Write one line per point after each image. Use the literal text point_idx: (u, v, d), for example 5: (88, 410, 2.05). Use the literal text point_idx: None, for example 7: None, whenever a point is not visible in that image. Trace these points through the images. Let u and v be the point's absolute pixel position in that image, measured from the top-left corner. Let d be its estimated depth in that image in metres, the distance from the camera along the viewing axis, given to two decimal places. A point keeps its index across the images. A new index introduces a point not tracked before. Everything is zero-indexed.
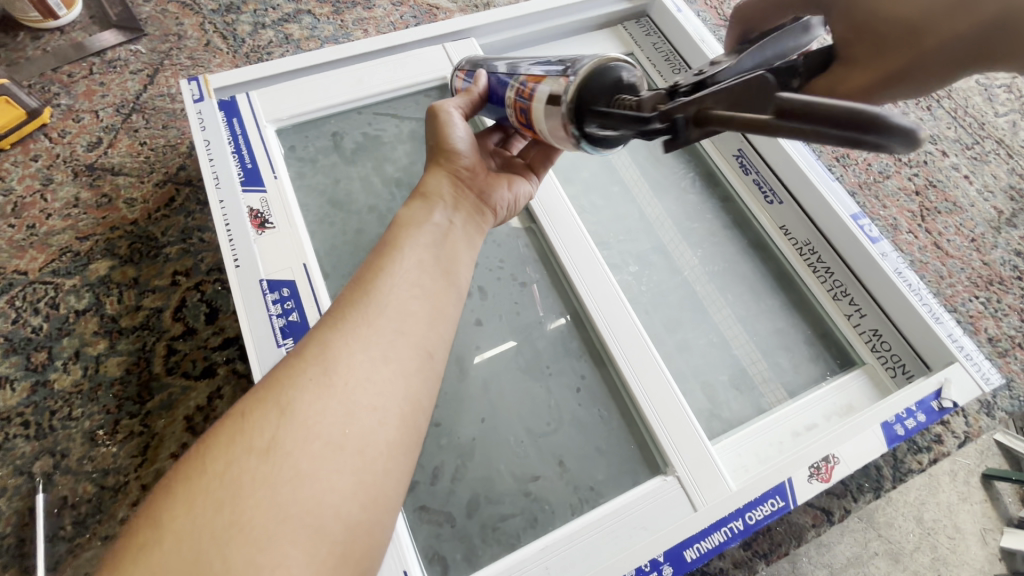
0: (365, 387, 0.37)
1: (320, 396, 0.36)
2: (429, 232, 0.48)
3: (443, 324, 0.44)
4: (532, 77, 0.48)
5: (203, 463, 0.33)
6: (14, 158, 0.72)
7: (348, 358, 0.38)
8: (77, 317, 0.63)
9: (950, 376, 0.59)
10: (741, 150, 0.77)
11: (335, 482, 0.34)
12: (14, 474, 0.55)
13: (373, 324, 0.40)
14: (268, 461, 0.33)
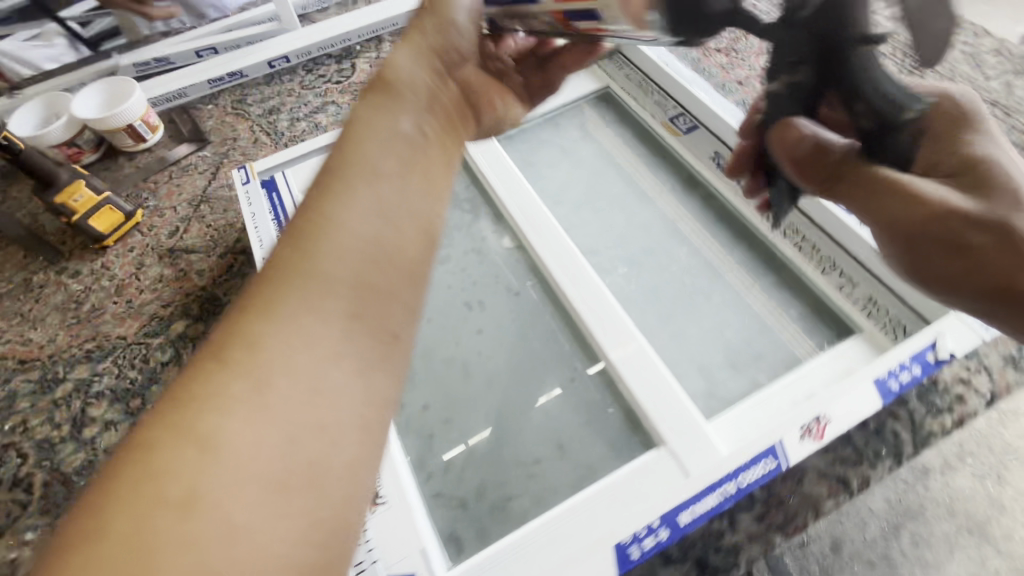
0: (234, 436, 0.36)
1: (219, 410, 0.36)
2: (379, 142, 0.49)
3: (419, 209, 0.47)
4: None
5: (193, 438, 0.35)
6: (117, 251, 0.91)
7: (218, 411, 0.36)
8: (162, 367, 0.77)
9: (943, 330, 0.59)
10: (716, 151, 0.83)
11: (233, 536, 0.33)
12: None
13: (282, 349, 0.40)
14: (222, 436, 0.35)
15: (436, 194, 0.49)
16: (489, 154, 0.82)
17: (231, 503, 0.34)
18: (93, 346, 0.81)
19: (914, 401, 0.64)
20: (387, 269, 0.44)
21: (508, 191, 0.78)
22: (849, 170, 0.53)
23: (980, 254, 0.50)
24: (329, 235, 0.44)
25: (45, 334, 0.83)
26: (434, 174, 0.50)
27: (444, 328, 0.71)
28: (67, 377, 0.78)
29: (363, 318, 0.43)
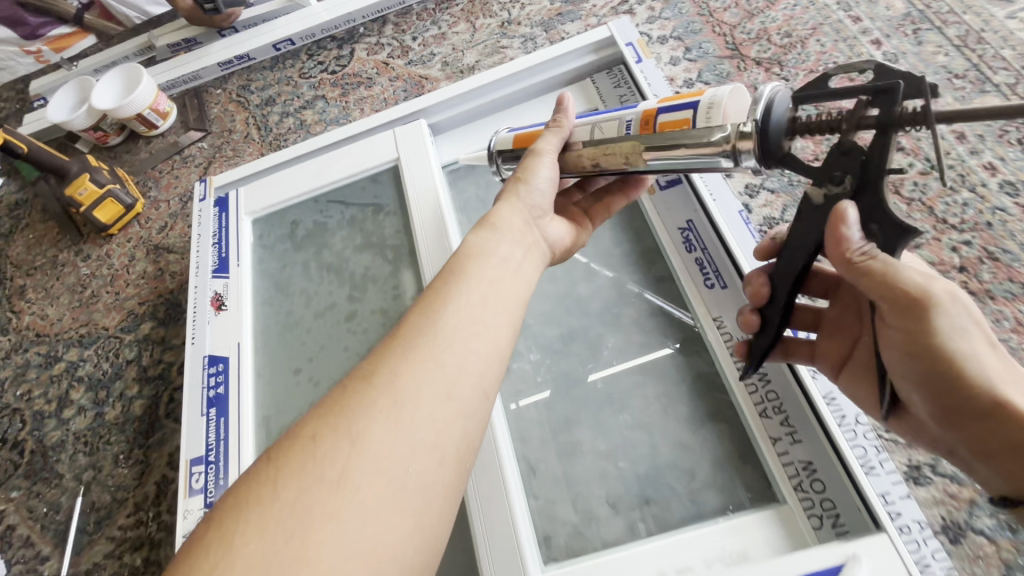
0: (393, 441, 0.44)
1: (388, 426, 0.44)
2: (489, 270, 0.55)
3: (512, 293, 0.55)
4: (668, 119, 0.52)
5: (358, 442, 0.43)
6: (119, 240, 1.01)
7: (385, 428, 0.44)
8: (126, 365, 0.87)
9: (861, 552, 0.45)
10: (690, 222, 0.68)
11: (370, 520, 0.40)
12: (73, 479, 0.80)
13: (427, 396, 0.47)
14: (365, 444, 0.43)
15: (504, 289, 0.56)
16: (428, 197, 0.75)
17: (337, 497, 0.41)
18: (84, 333, 0.93)
19: None
20: (452, 340, 0.51)
21: (430, 247, 0.71)
22: (881, 264, 0.42)
23: (976, 424, 0.44)
24: (451, 299, 0.53)
25: (56, 312, 0.97)
26: (506, 261, 0.57)
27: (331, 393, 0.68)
28: (62, 358, 0.92)
29: (469, 376, 0.49)
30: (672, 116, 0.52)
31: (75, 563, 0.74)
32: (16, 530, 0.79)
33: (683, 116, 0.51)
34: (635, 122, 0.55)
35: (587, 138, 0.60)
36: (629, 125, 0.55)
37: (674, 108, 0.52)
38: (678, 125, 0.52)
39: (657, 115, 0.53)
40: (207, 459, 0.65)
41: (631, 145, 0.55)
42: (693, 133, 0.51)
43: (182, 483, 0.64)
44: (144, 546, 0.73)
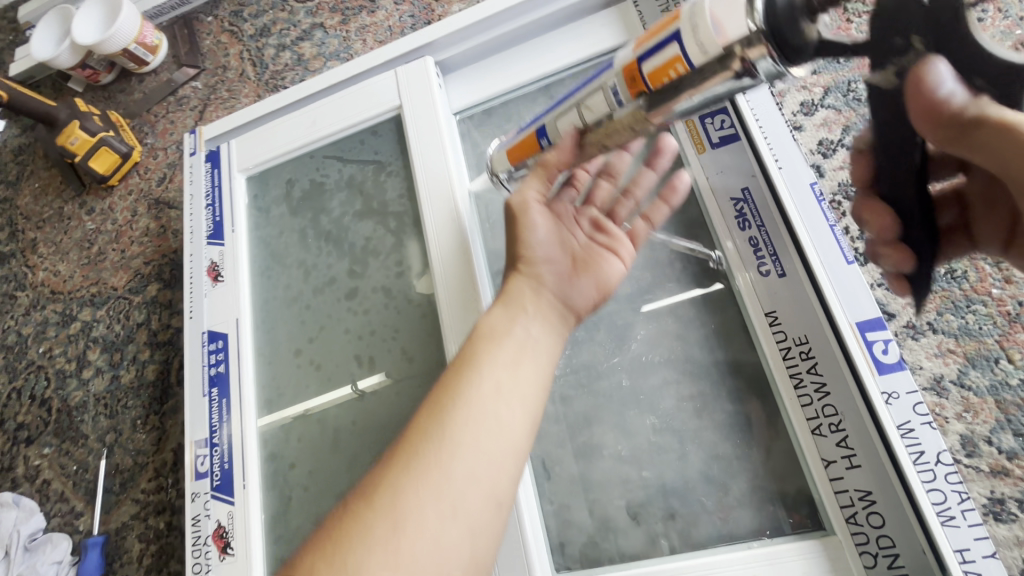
0: (425, 540, 0.35)
1: (413, 507, 0.36)
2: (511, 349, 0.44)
3: (535, 358, 0.45)
4: (654, 58, 0.35)
5: (380, 526, 0.35)
6: (120, 192, 0.96)
7: (412, 507, 0.36)
8: (137, 328, 0.85)
9: None
10: (747, 190, 0.56)
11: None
12: (98, 440, 0.81)
13: (456, 486, 0.37)
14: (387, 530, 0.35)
15: (527, 338, 0.45)
16: (434, 158, 0.65)
17: None
18: (95, 292, 0.91)
19: None
20: (483, 398, 0.41)
21: (437, 218, 0.62)
22: (980, 120, 0.32)
23: None
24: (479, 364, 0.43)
25: (67, 269, 0.95)
26: (531, 342, 0.46)
27: (330, 377, 0.64)
28: (78, 317, 0.91)
29: (501, 452, 0.40)
30: (652, 63, 0.35)
31: (106, 521, 0.77)
32: (51, 485, 0.82)
33: (668, 53, 0.34)
34: (618, 83, 0.38)
35: (580, 124, 0.43)
36: (617, 92, 0.39)
37: (652, 44, 0.35)
38: (671, 68, 0.34)
39: (637, 64, 0.36)
40: (211, 442, 0.63)
41: (632, 118, 0.39)
42: (698, 74, 0.33)
43: (189, 465, 0.62)
44: (166, 511, 0.74)
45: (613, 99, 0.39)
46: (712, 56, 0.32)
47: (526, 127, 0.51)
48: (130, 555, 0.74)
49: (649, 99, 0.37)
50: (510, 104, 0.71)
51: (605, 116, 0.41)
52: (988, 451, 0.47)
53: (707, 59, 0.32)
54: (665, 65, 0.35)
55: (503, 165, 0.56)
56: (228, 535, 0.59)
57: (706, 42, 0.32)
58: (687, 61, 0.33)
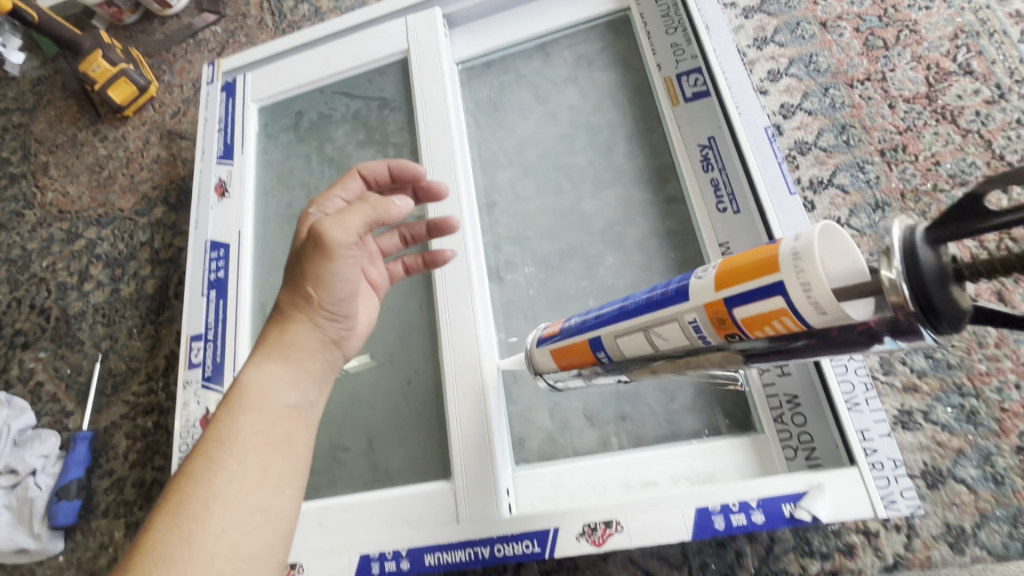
0: (223, 494, 0.39)
1: (252, 407, 0.42)
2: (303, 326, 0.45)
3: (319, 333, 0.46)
4: (753, 303, 0.31)
5: (245, 395, 0.43)
6: (134, 123, 1.01)
7: (267, 376, 0.44)
8: (140, 247, 0.90)
9: (827, 483, 0.44)
10: (712, 139, 0.62)
11: (258, 485, 0.40)
12: (93, 347, 0.86)
13: (246, 444, 0.41)
14: (250, 400, 0.43)
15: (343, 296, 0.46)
16: (434, 95, 0.71)
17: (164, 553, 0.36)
18: (102, 213, 0.95)
19: (786, 533, 0.52)
20: (326, 280, 0.44)
21: (433, 147, 0.68)
22: None
23: None
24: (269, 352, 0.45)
25: (76, 191, 0.99)
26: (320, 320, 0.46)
27: None
28: (83, 235, 0.95)
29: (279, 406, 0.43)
30: (748, 309, 0.31)
31: (95, 419, 0.81)
32: (44, 387, 0.86)
33: (774, 305, 0.30)
34: (704, 315, 0.34)
35: (650, 351, 0.39)
36: (698, 324, 0.35)
37: (748, 287, 0.31)
38: (776, 317, 0.31)
39: (729, 304, 0.32)
40: (206, 336, 0.68)
41: (722, 353, 0.36)
42: (814, 320, 0.29)
43: (183, 354, 0.67)
44: (155, 411, 0.79)
45: (695, 335, 0.35)
46: (832, 314, 0.28)
47: (567, 331, 0.44)
48: (117, 450, 0.78)
49: (745, 339, 0.33)
50: (509, 57, 0.77)
51: (681, 347, 0.37)
52: (902, 371, 0.54)
53: (825, 317, 0.29)
54: (770, 309, 0.30)
55: (537, 365, 0.48)
56: (215, 419, 0.64)
57: (822, 303, 0.28)
58: (799, 315, 0.30)
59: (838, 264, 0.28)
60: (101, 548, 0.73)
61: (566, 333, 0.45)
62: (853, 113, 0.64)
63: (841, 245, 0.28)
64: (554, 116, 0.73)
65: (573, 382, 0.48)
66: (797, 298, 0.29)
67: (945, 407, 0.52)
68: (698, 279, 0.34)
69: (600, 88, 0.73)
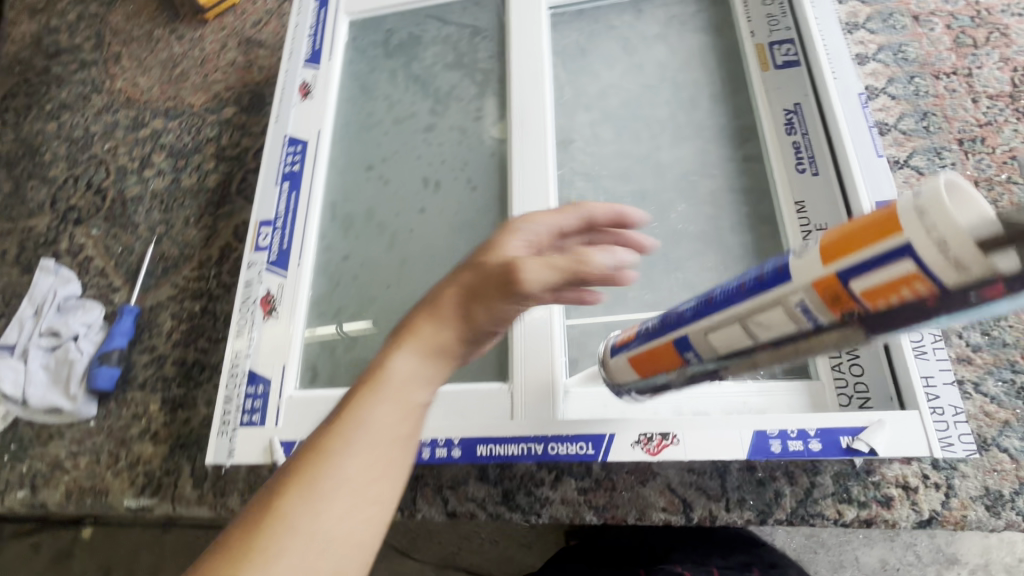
0: (314, 530, 0.31)
1: (366, 410, 0.33)
2: (440, 338, 0.35)
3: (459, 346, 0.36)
4: (874, 268, 0.25)
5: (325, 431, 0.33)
6: (213, 27, 1.02)
7: (394, 394, 0.34)
8: (207, 142, 0.91)
9: (887, 420, 0.46)
10: (797, 106, 0.64)
11: (324, 552, 0.31)
12: (147, 230, 0.87)
13: (347, 472, 0.32)
14: (328, 438, 0.33)
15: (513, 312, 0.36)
16: (529, 28, 0.72)
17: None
18: (172, 106, 0.96)
19: (826, 479, 0.53)
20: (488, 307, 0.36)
21: (524, 75, 0.70)
22: None
23: None
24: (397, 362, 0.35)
25: (147, 83, 1.00)
26: (449, 330, 0.35)
27: (395, 194, 0.70)
28: (149, 125, 0.96)
29: (381, 433, 0.33)
30: (868, 278, 0.25)
31: (142, 298, 0.82)
32: (92, 262, 0.86)
33: (901, 267, 0.24)
34: (812, 298, 0.27)
35: (750, 346, 0.32)
36: (808, 309, 0.28)
37: (871, 255, 0.24)
38: (905, 288, 0.24)
39: (843, 279, 0.26)
40: (275, 223, 0.69)
41: (842, 338, 0.29)
42: (965, 264, 0.22)
43: (250, 236, 0.68)
44: (202, 297, 0.80)
45: (804, 319, 0.28)
46: (981, 260, 0.21)
47: (644, 331, 0.39)
48: (160, 329, 0.79)
49: (869, 314, 0.26)
50: (603, 8, 0.78)
51: (788, 335, 0.30)
52: (958, 342, 0.55)
53: (973, 266, 0.22)
54: (898, 266, 0.24)
55: (619, 372, 0.44)
56: (274, 301, 0.65)
57: (964, 262, 0.22)
58: (935, 279, 0.23)
59: (974, 217, 0.21)
60: (134, 419, 0.74)
61: (643, 337, 0.40)
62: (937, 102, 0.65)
63: (965, 189, 0.22)
64: (641, 69, 0.75)
65: (660, 389, 0.44)
66: (923, 245, 0.23)
67: (997, 381, 0.53)
68: (794, 255, 0.28)
69: (689, 48, 0.75)
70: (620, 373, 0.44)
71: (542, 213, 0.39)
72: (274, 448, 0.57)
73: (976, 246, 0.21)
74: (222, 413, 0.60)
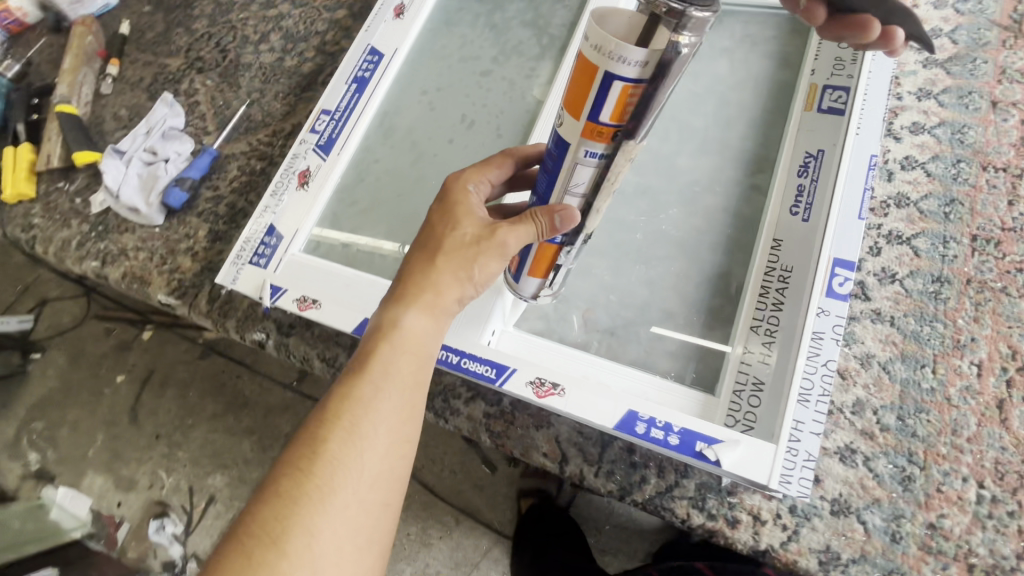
0: (342, 498, 0.41)
1: (371, 405, 0.43)
2: (411, 346, 0.45)
3: (429, 352, 0.46)
4: (603, 103, 0.39)
5: (346, 399, 0.43)
6: None
7: (380, 388, 0.43)
8: (314, 35, 1.04)
9: (742, 441, 0.50)
10: (820, 152, 0.64)
11: (369, 486, 0.42)
12: (246, 94, 1.02)
13: (354, 451, 0.42)
14: (352, 401, 0.43)
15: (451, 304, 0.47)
16: None
17: (293, 556, 0.38)
18: None
19: (690, 483, 0.58)
20: (450, 285, 0.46)
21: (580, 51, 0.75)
22: None
23: None
24: (376, 368, 0.44)
25: None
26: (422, 334, 0.46)
27: (436, 124, 0.79)
28: (277, 7, 1.11)
29: (385, 421, 0.43)
30: (606, 108, 0.39)
31: (223, 146, 0.98)
32: (198, 106, 1.04)
33: (617, 89, 0.37)
34: (588, 143, 0.42)
35: (577, 196, 0.47)
36: (592, 150, 0.42)
37: (593, 95, 0.38)
38: (626, 98, 0.38)
39: (594, 120, 0.40)
40: (333, 114, 0.79)
41: (621, 155, 0.43)
42: (638, 66, 0.36)
43: (310, 119, 0.80)
44: (266, 161, 0.94)
45: (592, 157, 0.43)
46: (649, 55, 0.35)
47: (523, 251, 0.53)
48: (227, 175, 0.95)
49: (622, 128, 0.40)
50: None
51: (598, 171, 0.45)
52: (868, 417, 0.56)
53: (647, 63, 0.36)
54: (616, 94, 0.38)
55: (527, 287, 0.57)
56: (309, 177, 0.76)
57: (637, 61, 0.36)
58: (635, 80, 0.37)
59: (606, 37, 0.35)
60: (185, 237, 0.90)
61: (526, 257, 0.53)
62: (970, 193, 0.63)
63: (601, 20, 0.36)
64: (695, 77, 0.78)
65: (554, 279, 0.57)
66: (610, 69, 0.36)
67: (888, 462, 0.54)
68: (560, 127, 0.43)
69: (750, 69, 0.76)
70: (522, 286, 0.57)
71: (473, 172, 0.53)
72: (264, 288, 0.70)
73: (636, 53, 0.35)
74: (241, 244, 0.74)
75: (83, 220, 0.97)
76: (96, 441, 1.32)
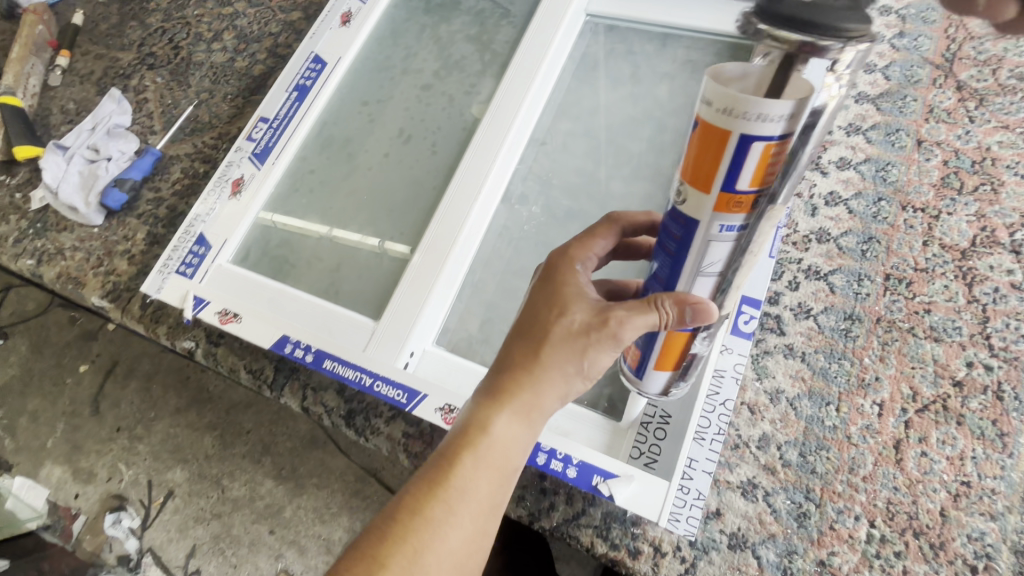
0: None
1: (442, 528, 0.39)
2: (496, 457, 0.41)
3: (514, 464, 0.42)
4: (741, 169, 0.32)
5: (419, 512, 0.39)
6: None
7: (457, 508, 0.39)
8: (267, 35, 1.03)
9: (636, 477, 0.51)
10: None
11: None
12: (195, 93, 1.00)
13: None
14: (424, 521, 0.39)
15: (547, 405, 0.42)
16: (546, 27, 0.76)
17: None
18: None
19: (596, 512, 0.58)
20: (549, 387, 0.42)
21: (520, 69, 0.75)
22: None
23: None
24: (456, 483, 0.40)
25: None
26: (512, 444, 0.41)
27: (375, 137, 0.79)
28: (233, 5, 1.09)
29: (454, 549, 0.39)
30: (744, 173, 0.33)
31: (168, 146, 0.96)
32: (146, 104, 1.02)
33: (756, 151, 0.31)
34: (722, 217, 0.36)
35: (712, 275, 0.40)
36: (729, 224, 0.36)
37: (726, 162, 0.33)
38: (766, 160, 0.32)
39: (729, 189, 0.34)
40: (271, 123, 0.78)
41: (761, 219, 0.37)
42: (788, 121, 0.30)
43: (247, 127, 0.78)
44: (210, 163, 0.93)
45: (727, 230, 0.36)
46: (797, 106, 0.30)
47: (647, 341, 0.45)
48: (171, 177, 0.93)
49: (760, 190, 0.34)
50: (630, 30, 0.80)
51: (734, 247, 0.38)
52: (771, 452, 0.57)
53: (794, 116, 0.30)
54: (758, 158, 0.32)
55: (651, 386, 0.49)
56: (242, 186, 0.75)
57: (781, 115, 0.30)
58: (778, 138, 0.31)
59: (728, 96, 0.30)
60: (122, 239, 0.89)
61: (650, 347, 0.46)
62: (889, 231, 0.64)
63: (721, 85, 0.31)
64: (636, 100, 0.78)
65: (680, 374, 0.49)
66: (757, 131, 0.30)
67: (786, 498, 0.55)
68: (680, 203, 0.37)
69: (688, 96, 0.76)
70: (642, 381, 0.49)
71: (577, 249, 0.49)
72: (187, 299, 0.69)
73: (784, 107, 0.29)
74: (166, 256, 0.73)
75: (21, 216, 0.95)
76: (54, 433, 1.28)
